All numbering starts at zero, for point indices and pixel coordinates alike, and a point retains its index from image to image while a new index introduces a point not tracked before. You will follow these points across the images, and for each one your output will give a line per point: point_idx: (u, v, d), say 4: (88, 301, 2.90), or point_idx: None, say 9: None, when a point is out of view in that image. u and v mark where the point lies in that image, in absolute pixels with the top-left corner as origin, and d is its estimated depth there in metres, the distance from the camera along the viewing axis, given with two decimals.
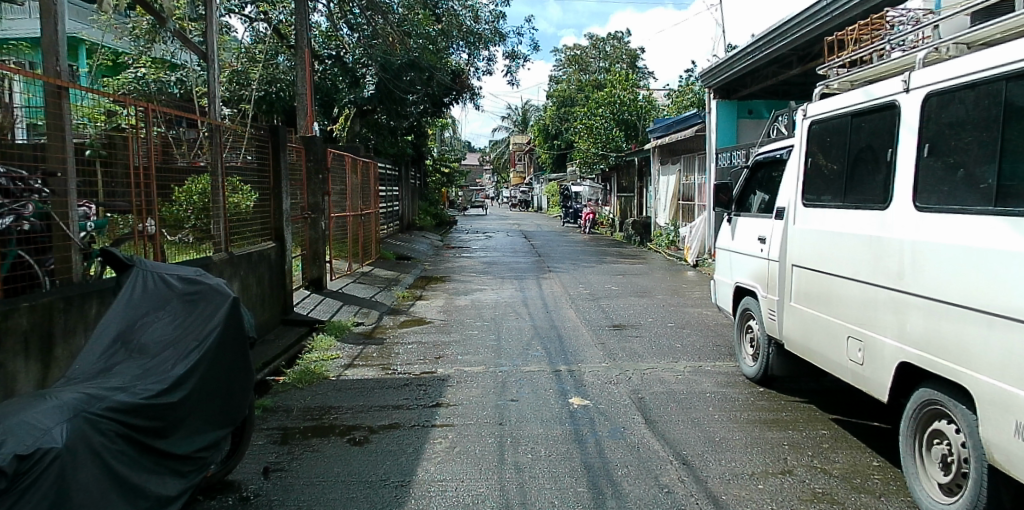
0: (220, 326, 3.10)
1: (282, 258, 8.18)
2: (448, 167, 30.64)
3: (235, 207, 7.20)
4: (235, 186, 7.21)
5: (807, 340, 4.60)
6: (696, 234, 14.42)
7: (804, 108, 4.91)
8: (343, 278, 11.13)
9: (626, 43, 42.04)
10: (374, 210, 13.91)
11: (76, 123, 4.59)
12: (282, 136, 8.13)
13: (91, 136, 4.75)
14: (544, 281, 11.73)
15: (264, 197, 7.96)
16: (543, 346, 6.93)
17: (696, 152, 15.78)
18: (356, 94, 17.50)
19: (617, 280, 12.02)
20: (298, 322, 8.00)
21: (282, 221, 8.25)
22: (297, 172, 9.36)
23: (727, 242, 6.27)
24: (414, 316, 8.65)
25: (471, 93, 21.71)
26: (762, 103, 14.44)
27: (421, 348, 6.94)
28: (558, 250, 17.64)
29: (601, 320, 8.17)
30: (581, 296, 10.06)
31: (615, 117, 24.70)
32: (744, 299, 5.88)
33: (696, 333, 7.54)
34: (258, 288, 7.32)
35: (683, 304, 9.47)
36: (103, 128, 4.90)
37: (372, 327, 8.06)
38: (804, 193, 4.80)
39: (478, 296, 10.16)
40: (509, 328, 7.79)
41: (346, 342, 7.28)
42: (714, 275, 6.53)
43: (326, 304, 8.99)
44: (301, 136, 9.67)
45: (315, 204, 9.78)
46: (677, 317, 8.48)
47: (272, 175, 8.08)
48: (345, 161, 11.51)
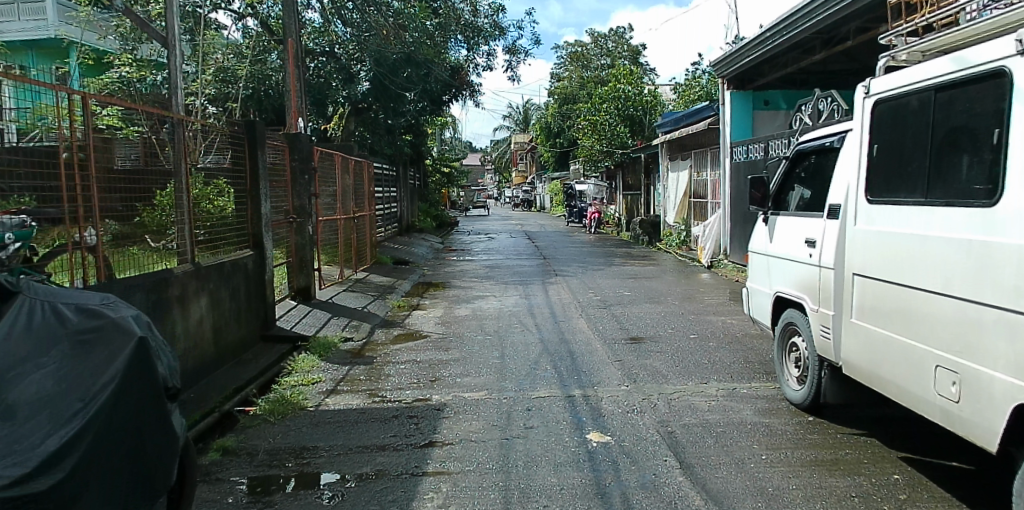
0: (123, 374, 2.34)
1: (263, 268, 7.38)
2: (448, 166, 29.87)
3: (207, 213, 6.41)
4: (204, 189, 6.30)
5: (880, 366, 3.79)
6: (710, 233, 13.59)
7: (866, 86, 4.08)
8: (334, 287, 10.34)
9: (628, 39, 41.22)
10: (369, 212, 13.13)
11: (53, 125, 4.32)
12: (260, 132, 7.29)
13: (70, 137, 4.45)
14: (551, 287, 10.91)
15: (239, 202, 7.12)
16: (552, 365, 6.12)
17: (708, 147, 14.94)
18: (351, 90, 16.79)
19: (629, 285, 11.19)
20: (282, 339, 7.25)
21: (261, 228, 7.41)
22: (280, 173, 8.57)
23: (763, 245, 5.48)
24: (409, 329, 7.83)
25: (471, 89, 20.91)
26: (779, 94, 13.49)
27: (415, 369, 6.12)
28: (564, 252, 16.84)
29: (617, 332, 7.36)
30: (591, 303, 9.25)
31: (620, 113, 23.85)
32: (785, 312, 5.11)
33: (724, 347, 6.72)
34: (233, 302, 6.55)
35: (704, 311, 8.65)
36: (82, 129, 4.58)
37: (362, 342, 7.26)
38: (871, 188, 3.98)
39: (480, 304, 9.34)
40: (513, 343, 6.99)
41: (332, 362, 6.48)
42: (747, 282, 5.76)
43: (313, 316, 8.20)
44: (287, 133, 8.91)
45: (301, 207, 9.00)
46: (700, 327, 7.65)
47: (249, 176, 7.24)
48: (337, 160, 10.76)
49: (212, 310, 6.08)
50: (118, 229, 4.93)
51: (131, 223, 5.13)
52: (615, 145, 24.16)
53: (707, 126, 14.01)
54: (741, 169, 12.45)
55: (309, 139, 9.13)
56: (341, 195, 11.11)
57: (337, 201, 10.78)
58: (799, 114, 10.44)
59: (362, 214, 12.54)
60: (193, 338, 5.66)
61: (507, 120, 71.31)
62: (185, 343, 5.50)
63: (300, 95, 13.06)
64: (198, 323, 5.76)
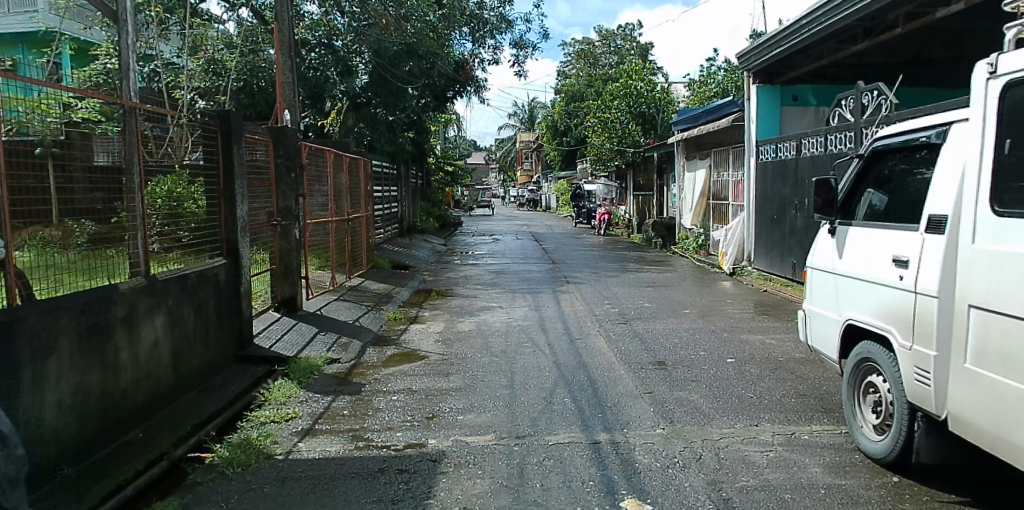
0: None
1: (238, 279, 6.45)
2: (452, 165, 29.01)
3: (185, 213, 5.73)
4: (169, 188, 5.54)
5: (1016, 431, 2.87)
6: (732, 238, 12.70)
7: (991, 63, 3.16)
8: (326, 295, 9.45)
9: (637, 36, 40.27)
10: (365, 213, 12.24)
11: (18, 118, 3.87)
12: (236, 124, 6.38)
13: (41, 132, 4.07)
14: (563, 296, 9.96)
15: (210, 201, 6.17)
16: (571, 398, 5.18)
17: (729, 145, 14.01)
18: (349, 84, 15.70)
19: (647, 294, 10.26)
20: (258, 360, 6.37)
21: (237, 233, 6.47)
22: (261, 173, 7.69)
23: (831, 261, 4.53)
24: (405, 348, 6.90)
25: (476, 85, 20.02)
26: (808, 89, 12.54)
27: (410, 402, 5.19)
28: (573, 256, 15.94)
29: (642, 354, 6.42)
30: (609, 317, 8.29)
31: (631, 110, 22.91)
32: (860, 343, 4.20)
33: (770, 378, 5.77)
34: (199, 319, 5.66)
35: (736, 328, 7.72)
36: (57, 122, 4.27)
37: (351, 365, 6.33)
38: (999, 195, 3.06)
39: (485, 317, 8.40)
40: (524, 367, 6.05)
41: (313, 391, 5.57)
42: (804, 302, 4.86)
43: (297, 332, 7.30)
44: (272, 125, 8.01)
45: (286, 209, 8.12)
46: (738, 349, 6.69)
47: (222, 174, 6.31)
48: (329, 157, 9.87)
49: (172, 331, 5.19)
50: (97, 231, 4.54)
51: (111, 223, 4.68)
52: (626, 142, 23.18)
53: (730, 122, 13.04)
54: (769, 169, 11.50)
55: (297, 134, 8.24)
56: (333, 195, 10.22)
57: (329, 202, 9.89)
58: (838, 108, 9.52)
59: (358, 215, 11.66)
60: (145, 366, 4.77)
61: (513, 119, 70.48)
62: (133, 373, 4.62)
63: (292, 87, 12.16)
64: (152, 347, 4.87)
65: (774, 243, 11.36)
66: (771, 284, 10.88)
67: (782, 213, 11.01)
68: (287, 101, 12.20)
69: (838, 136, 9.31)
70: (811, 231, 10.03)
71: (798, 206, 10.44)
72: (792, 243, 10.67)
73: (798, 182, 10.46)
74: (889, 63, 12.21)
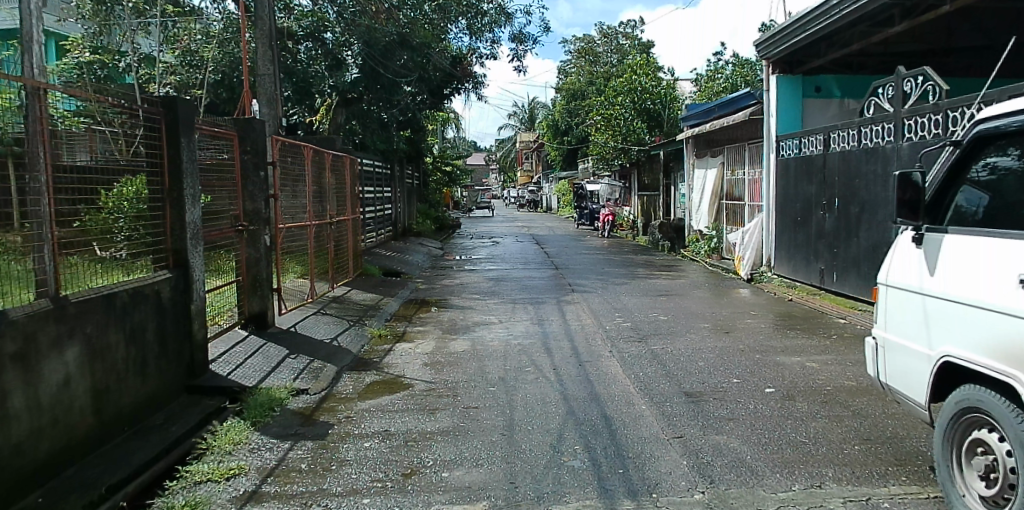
0: None
1: (189, 295, 5.47)
2: (450, 165, 28.02)
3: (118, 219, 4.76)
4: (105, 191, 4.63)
5: None
6: (749, 242, 11.79)
7: None
8: (304, 309, 8.44)
9: (638, 32, 39.31)
10: (352, 216, 11.30)
11: None
12: (182, 111, 5.40)
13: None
14: (567, 308, 8.97)
15: (151, 204, 5.17)
16: (583, 445, 4.21)
17: (745, 141, 13.04)
18: (339, 78, 14.62)
19: (662, 305, 9.29)
20: (212, 391, 5.40)
21: (187, 241, 5.48)
22: (223, 172, 6.70)
23: (917, 280, 3.57)
24: (387, 375, 5.89)
25: (474, 82, 19.05)
26: (831, 79, 11.51)
27: (385, 452, 4.21)
28: (577, 260, 15.01)
29: (664, 383, 5.46)
30: (622, 334, 7.30)
31: (635, 106, 21.94)
32: (963, 387, 3.26)
33: (822, 417, 4.77)
34: (133, 345, 4.68)
35: (767, 346, 6.78)
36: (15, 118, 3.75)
37: (320, 398, 5.35)
38: None
39: (481, 334, 7.40)
40: (525, 401, 5.07)
41: (267, 436, 4.58)
42: (879, 330, 3.89)
43: (263, 355, 6.32)
44: (236, 117, 7.02)
45: (253, 211, 7.13)
46: (777, 377, 5.67)
47: (168, 172, 5.33)
48: (307, 155, 8.88)
49: (92, 365, 4.20)
50: (60, 235, 4.05)
51: (75, 228, 4.20)
52: (631, 141, 22.12)
53: (747, 116, 12.00)
54: (791, 166, 10.54)
55: (265, 127, 7.25)
56: (312, 196, 9.19)
57: (305, 202, 8.87)
58: (873, 97, 8.52)
59: (344, 218, 10.63)
60: (50, 412, 3.79)
61: (513, 119, 69.69)
62: (31, 420, 3.63)
63: (273, 79, 11.19)
64: (61, 387, 3.88)
65: (797, 247, 10.38)
66: (795, 292, 9.90)
67: (806, 215, 10.04)
68: (267, 94, 11.24)
69: (874, 129, 8.32)
70: (842, 235, 9.06)
71: (826, 206, 9.47)
72: (819, 248, 9.69)
73: (825, 181, 9.47)
74: (920, 50, 11.24)
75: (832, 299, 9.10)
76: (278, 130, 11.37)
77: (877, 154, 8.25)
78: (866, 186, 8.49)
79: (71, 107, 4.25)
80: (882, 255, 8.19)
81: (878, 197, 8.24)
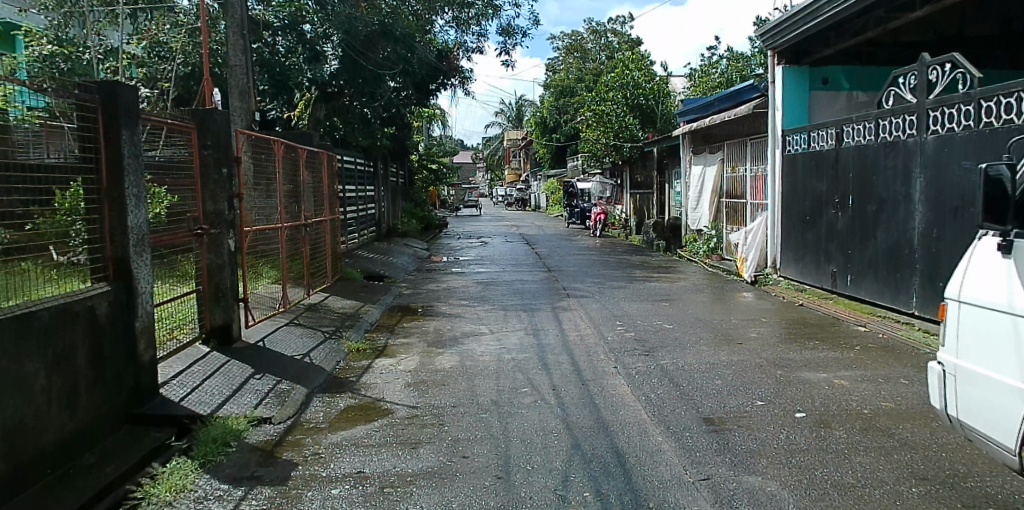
0: None
1: (133, 311, 4.73)
2: (437, 163, 27.25)
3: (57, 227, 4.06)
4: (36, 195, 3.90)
5: None
6: (753, 242, 11.18)
7: None
8: (275, 319, 7.71)
9: (626, 28, 38.75)
10: (331, 217, 10.57)
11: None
12: (124, 99, 4.66)
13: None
14: (563, 315, 8.30)
15: (87, 208, 4.42)
16: (594, 492, 3.52)
17: (747, 136, 12.41)
18: (316, 71, 13.52)
19: (665, 312, 8.64)
20: (161, 422, 4.68)
21: (131, 249, 4.73)
22: (179, 170, 5.95)
23: (1006, 296, 2.90)
24: (364, 400, 5.16)
25: (461, 76, 18.28)
26: (840, 70, 10.90)
27: (357, 502, 3.49)
28: (569, 261, 14.33)
29: (680, 407, 4.79)
30: (625, 346, 6.62)
31: (628, 102, 21.43)
32: None
33: (867, 451, 4.10)
34: (61, 371, 3.95)
35: (787, 359, 6.14)
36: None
37: (285, 429, 4.61)
38: None
39: (471, 347, 6.70)
40: (522, 432, 4.37)
41: (218, 481, 3.85)
42: (952, 357, 3.23)
43: (223, 375, 5.57)
44: (196, 107, 6.26)
45: (215, 213, 6.40)
46: (806, 399, 5.02)
47: (106, 168, 4.58)
48: (279, 151, 8.12)
49: (4, 399, 3.46)
50: (8, 238, 3.65)
51: (29, 231, 3.80)
52: (623, 137, 21.35)
53: (750, 109, 11.36)
54: (799, 162, 9.94)
55: (229, 119, 6.52)
56: (284, 195, 8.44)
57: (277, 202, 8.13)
58: (893, 88, 7.92)
59: (321, 220, 9.87)
60: None
61: (500, 117, 68.97)
62: None
63: (245, 72, 10.44)
64: None
65: (806, 248, 9.79)
66: (804, 296, 9.31)
67: (815, 213, 9.46)
68: (239, 86, 10.47)
69: (894, 121, 7.73)
70: (858, 234, 8.47)
71: (839, 205, 8.88)
72: (830, 249, 9.11)
73: (838, 177, 8.89)
74: (930, 41, 10.67)
75: (846, 303, 8.51)
76: (251, 125, 10.60)
77: (898, 148, 7.66)
78: (885, 183, 7.90)
79: (39, 104, 4.00)
80: (903, 257, 7.61)
81: (899, 194, 7.65)
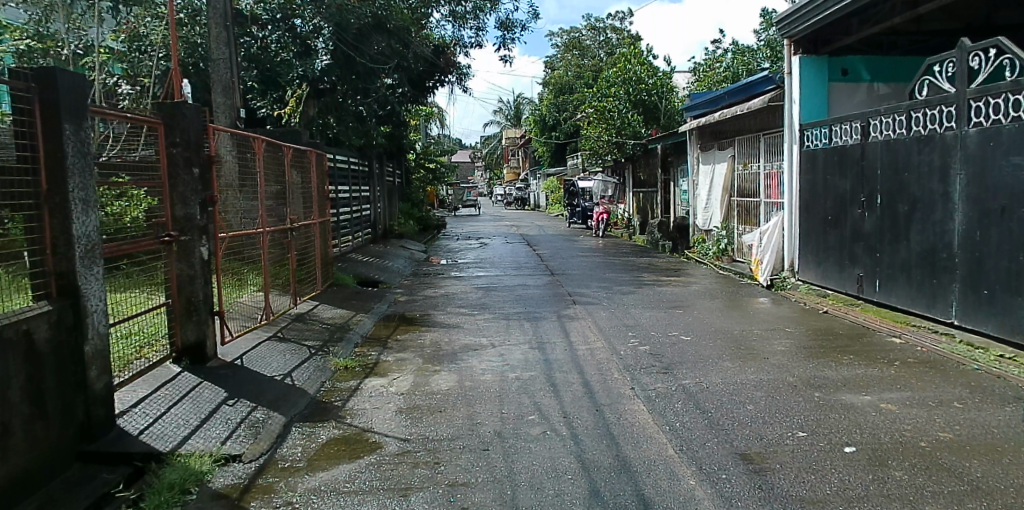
0: None
1: (83, 333, 4.08)
2: (434, 162, 26.61)
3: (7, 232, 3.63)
4: None
5: None
6: (768, 244, 10.58)
7: None
8: (257, 333, 7.09)
9: (625, 24, 38.15)
10: (322, 220, 9.95)
11: None
12: (66, 89, 4.03)
13: None
14: (570, 325, 7.69)
15: (24, 212, 3.80)
16: None
17: (760, 132, 11.80)
18: (306, 66, 12.96)
19: (680, 321, 8.02)
20: (114, 460, 4.04)
21: (77, 260, 4.08)
22: (143, 171, 5.29)
23: None
24: (349, 431, 4.53)
25: (459, 73, 17.63)
26: (860, 60, 10.28)
27: None
28: (573, 263, 13.72)
29: (711, 441, 4.17)
30: (641, 362, 6.01)
31: (630, 98, 20.77)
32: None
33: (937, 498, 3.48)
34: None
35: (821, 378, 5.54)
36: None
37: (255, 469, 3.99)
38: None
39: (471, 364, 6.08)
40: (530, 474, 3.75)
41: None
42: None
43: (192, 401, 4.95)
44: (162, 101, 5.64)
45: (185, 218, 5.75)
46: (852, 429, 4.41)
47: (45, 168, 3.95)
48: (261, 150, 7.49)
49: None
50: None
51: None
52: (626, 135, 20.81)
53: (765, 102, 10.73)
54: (820, 158, 9.33)
55: (200, 113, 5.89)
56: (268, 197, 7.83)
57: (260, 205, 7.52)
58: (927, 76, 7.30)
59: (310, 223, 9.26)
60: None
61: (498, 115, 68.32)
62: None
63: (228, 66, 9.76)
64: None
65: (828, 250, 9.19)
66: (828, 302, 8.71)
67: (839, 213, 8.87)
68: (222, 81, 9.81)
69: (928, 113, 7.13)
70: (888, 236, 7.88)
71: (866, 204, 8.29)
72: (856, 251, 8.53)
73: (864, 174, 8.29)
74: (956, 30, 10.05)
75: (875, 311, 7.92)
76: (236, 122, 9.95)
77: (933, 142, 7.06)
78: (919, 180, 7.29)
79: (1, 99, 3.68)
80: (940, 261, 7.01)
81: (935, 192, 7.06)
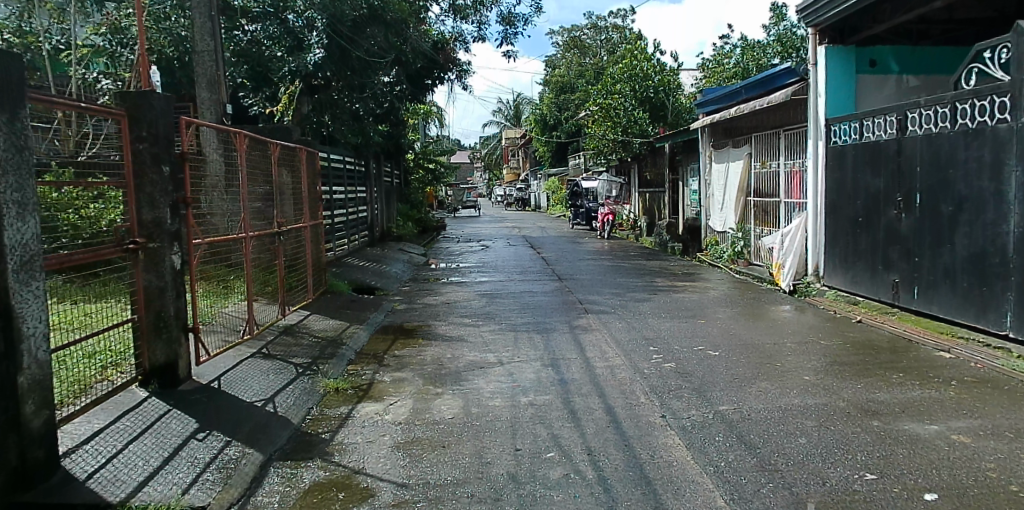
0: None
1: (16, 360, 3.41)
2: (434, 162, 25.93)
3: None
4: None
5: None
6: (791, 247, 9.91)
7: None
8: (239, 349, 6.40)
9: (626, 22, 37.50)
10: (313, 223, 9.28)
11: None
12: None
13: None
14: (584, 338, 7.02)
15: None
16: None
17: (779, 128, 11.12)
18: (298, 61, 11.88)
19: (704, 332, 7.34)
20: None
21: (12, 275, 3.41)
22: (105, 169, 4.62)
23: None
24: (334, 474, 3.86)
25: (460, 69, 16.96)
26: (889, 51, 9.63)
27: None
28: (580, 267, 13.05)
29: (767, 488, 3.49)
30: (668, 384, 5.33)
31: (636, 95, 20.09)
32: None
33: None
34: None
35: (876, 402, 4.86)
36: None
37: None
38: None
39: (477, 386, 5.41)
40: None
41: None
42: None
43: (156, 434, 4.28)
44: (128, 91, 4.97)
45: (154, 222, 5.04)
46: (928, 470, 3.73)
47: None
48: (245, 146, 6.82)
49: None
50: None
51: None
52: (633, 133, 20.12)
53: (787, 95, 10.04)
54: (849, 155, 8.67)
55: (171, 104, 5.20)
56: (253, 199, 7.15)
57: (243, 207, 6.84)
58: (975, 64, 6.65)
59: (300, 226, 8.58)
60: None
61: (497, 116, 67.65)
62: None
63: (213, 58, 9.06)
64: None
65: (859, 254, 8.54)
66: (860, 310, 8.06)
67: (871, 214, 8.23)
68: (206, 75, 9.12)
69: (977, 104, 6.48)
70: (928, 239, 7.22)
71: (903, 204, 7.64)
72: (890, 255, 7.89)
73: (900, 171, 7.65)
74: (991, 18, 9.37)
75: (915, 321, 7.26)
76: (221, 119, 9.26)
77: (984, 135, 6.41)
78: (965, 178, 6.64)
79: None
80: (991, 267, 6.36)
81: (985, 191, 6.41)
